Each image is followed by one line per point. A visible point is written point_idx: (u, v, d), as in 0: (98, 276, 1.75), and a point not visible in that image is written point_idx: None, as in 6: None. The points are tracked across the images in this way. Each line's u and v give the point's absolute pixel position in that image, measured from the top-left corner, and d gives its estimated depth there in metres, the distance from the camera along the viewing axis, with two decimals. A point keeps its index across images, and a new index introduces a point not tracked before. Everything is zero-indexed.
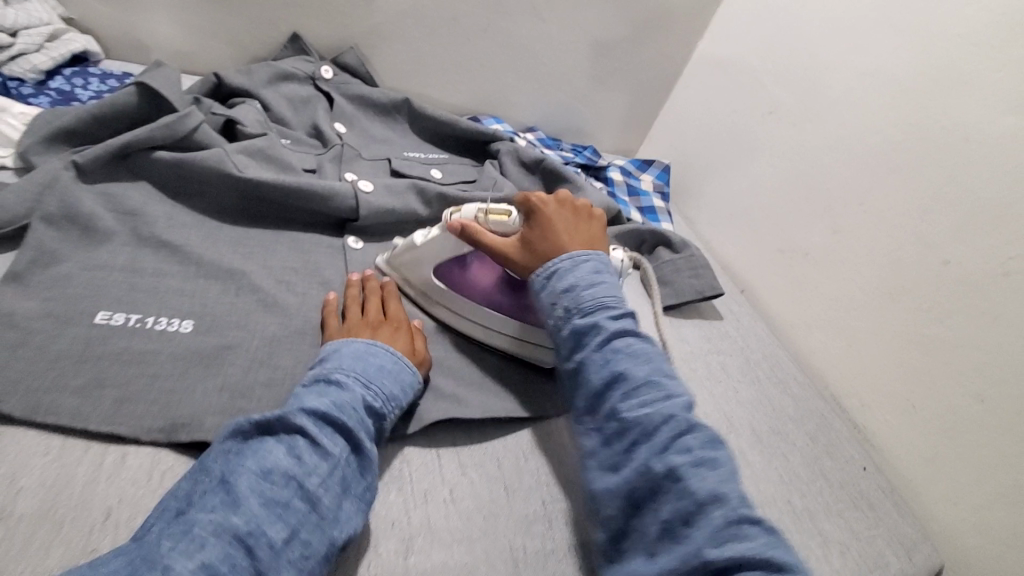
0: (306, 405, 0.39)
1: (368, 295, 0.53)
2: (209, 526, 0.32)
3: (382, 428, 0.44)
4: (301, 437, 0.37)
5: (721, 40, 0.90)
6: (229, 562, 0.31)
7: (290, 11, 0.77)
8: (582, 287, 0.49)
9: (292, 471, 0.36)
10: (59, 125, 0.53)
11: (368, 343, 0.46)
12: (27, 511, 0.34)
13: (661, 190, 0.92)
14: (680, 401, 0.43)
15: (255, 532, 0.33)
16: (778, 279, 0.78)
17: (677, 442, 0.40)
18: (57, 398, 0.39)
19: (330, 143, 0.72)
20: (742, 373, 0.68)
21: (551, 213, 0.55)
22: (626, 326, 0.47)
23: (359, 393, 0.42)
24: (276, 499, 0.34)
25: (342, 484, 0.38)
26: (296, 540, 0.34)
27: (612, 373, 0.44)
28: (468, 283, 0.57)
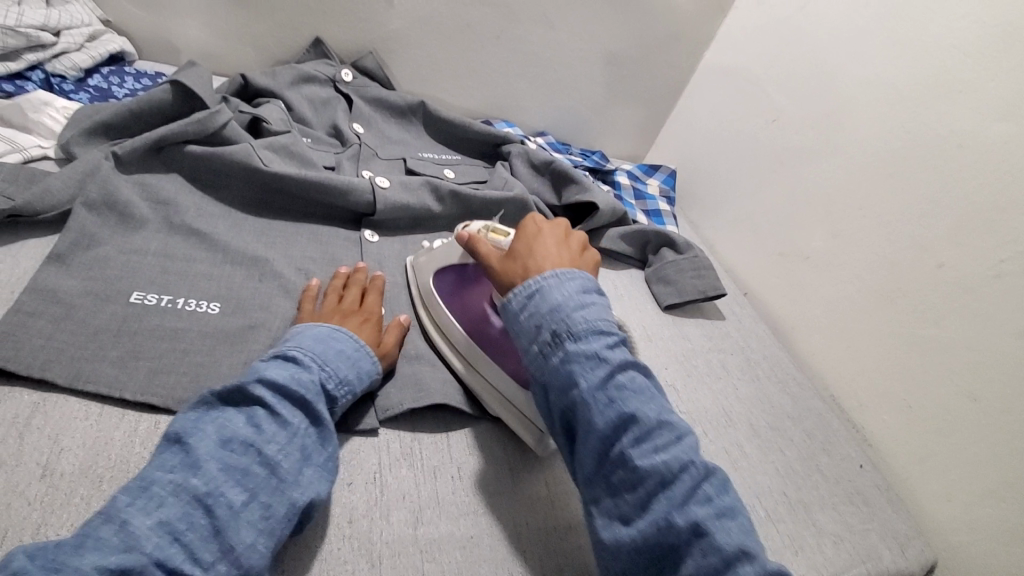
0: (263, 377, 0.40)
1: (347, 285, 0.55)
2: (168, 486, 0.34)
3: (337, 411, 0.45)
4: (260, 407, 0.39)
5: (726, 49, 0.93)
6: (188, 520, 0.33)
7: (313, 17, 0.80)
8: (578, 314, 0.46)
9: (251, 438, 0.37)
10: (99, 119, 0.57)
11: (332, 328, 0.48)
12: (69, 468, 0.37)
13: (667, 195, 0.95)
14: (689, 441, 0.42)
15: (214, 493, 0.35)
16: (780, 282, 0.80)
17: (695, 490, 0.39)
18: (96, 368, 0.42)
19: (348, 142, 0.76)
20: (742, 370, 0.70)
21: (542, 231, 0.56)
22: (625, 357, 0.45)
23: (315, 372, 0.43)
24: (235, 464, 0.36)
25: (301, 453, 0.39)
26: (256, 502, 0.36)
27: (620, 415, 0.42)
28: (461, 297, 0.58)
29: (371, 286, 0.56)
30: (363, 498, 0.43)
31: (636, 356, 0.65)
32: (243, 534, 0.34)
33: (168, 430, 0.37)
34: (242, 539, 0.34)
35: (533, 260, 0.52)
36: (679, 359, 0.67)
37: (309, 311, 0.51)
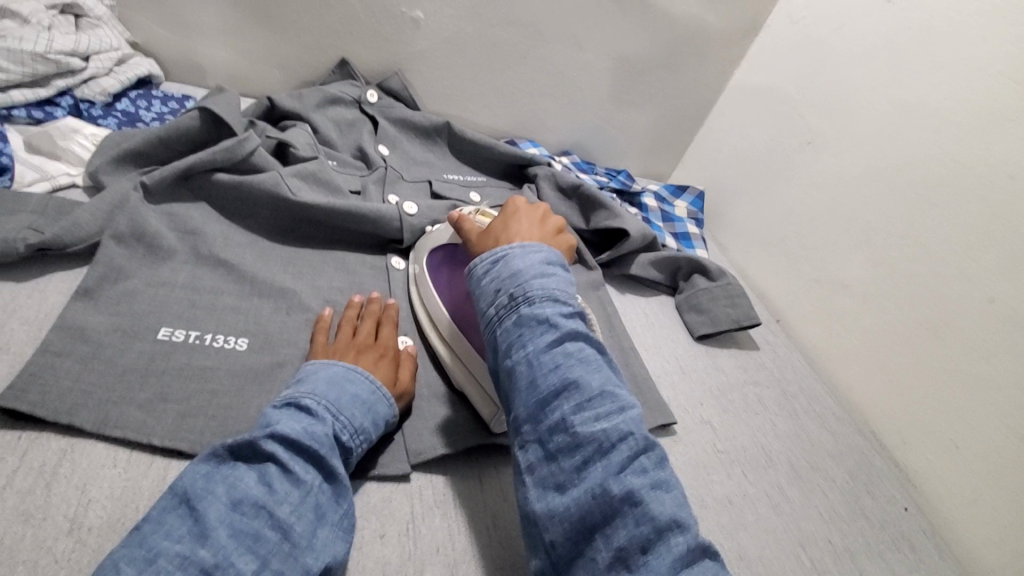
0: (274, 428, 0.38)
1: (362, 316, 0.53)
2: (175, 558, 0.31)
3: (352, 461, 0.43)
4: (272, 464, 0.37)
5: (757, 68, 0.91)
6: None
7: (339, 38, 0.80)
8: (535, 280, 0.45)
9: (261, 500, 0.35)
10: (127, 147, 0.56)
11: (348, 368, 0.46)
12: (96, 521, 0.36)
13: (696, 216, 0.93)
14: (634, 414, 0.39)
15: (224, 564, 0.32)
16: (815, 311, 0.78)
17: (633, 462, 0.36)
18: (124, 411, 0.41)
19: (374, 165, 0.75)
20: (780, 405, 0.68)
21: (519, 209, 0.57)
22: (577, 326, 0.43)
23: (329, 421, 0.41)
24: (246, 530, 0.34)
25: (314, 513, 0.37)
26: (266, 573, 0.33)
27: (563, 381, 0.39)
28: (448, 278, 0.59)
29: (387, 317, 0.54)
30: (397, 551, 0.41)
31: (669, 391, 0.63)
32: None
33: (174, 487, 0.35)
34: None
35: (506, 234, 0.53)
36: (714, 393, 0.65)
37: (322, 347, 0.49)
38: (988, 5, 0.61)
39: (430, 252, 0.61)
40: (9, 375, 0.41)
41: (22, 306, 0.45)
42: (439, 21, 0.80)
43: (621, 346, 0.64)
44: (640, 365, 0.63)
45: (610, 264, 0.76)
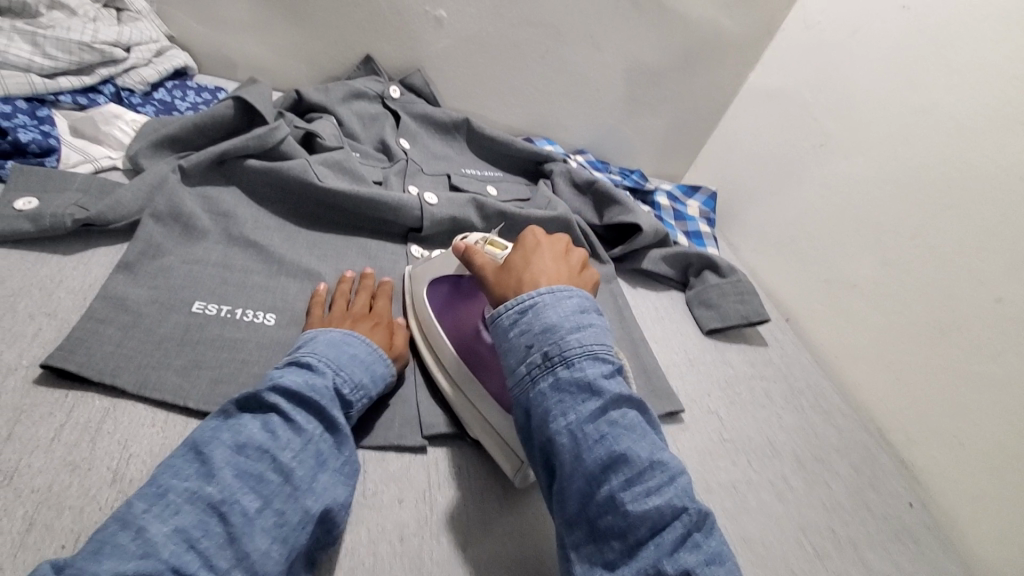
0: (277, 384, 0.41)
1: (357, 291, 0.55)
2: (183, 493, 0.34)
3: (352, 415, 0.45)
4: (275, 415, 0.39)
5: (772, 73, 0.92)
6: (204, 527, 0.33)
7: (365, 35, 0.83)
8: (573, 338, 0.44)
9: (266, 445, 0.37)
10: (165, 132, 0.59)
11: (344, 332, 0.48)
12: (137, 474, 0.39)
13: (707, 216, 0.94)
14: (681, 482, 0.40)
15: (229, 500, 0.35)
16: (824, 310, 0.79)
17: (686, 538, 0.37)
18: (163, 375, 0.44)
19: (396, 158, 0.77)
20: (787, 399, 0.69)
21: (540, 246, 0.55)
22: (619, 390, 0.43)
23: (329, 376, 0.43)
24: (250, 472, 0.36)
25: (316, 460, 0.39)
26: (269, 510, 0.36)
27: (611, 453, 0.40)
28: (454, 314, 0.55)
29: (382, 292, 0.57)
30: (414, 516, 0.44)
31: (678, 381, 0.65)
32: (258, 542, 0.34)
33: (186, 437, 0.37)
34: (257, 546, 0.34)
35: (528, 273, 0.51)
36: (722, 385, 0.67)
37: (319, 318, 0.51)
38: (1000, 13, 0.62)
39: (432, 284, 0.57)
40: (56, 339, 0.43)
41: (68, 277, 0.48)
42: (461, 20, 0.83)
43: (631, 336, 0.66)
44: (650, 355, 0.64)
45: (622, 259, 0.78)
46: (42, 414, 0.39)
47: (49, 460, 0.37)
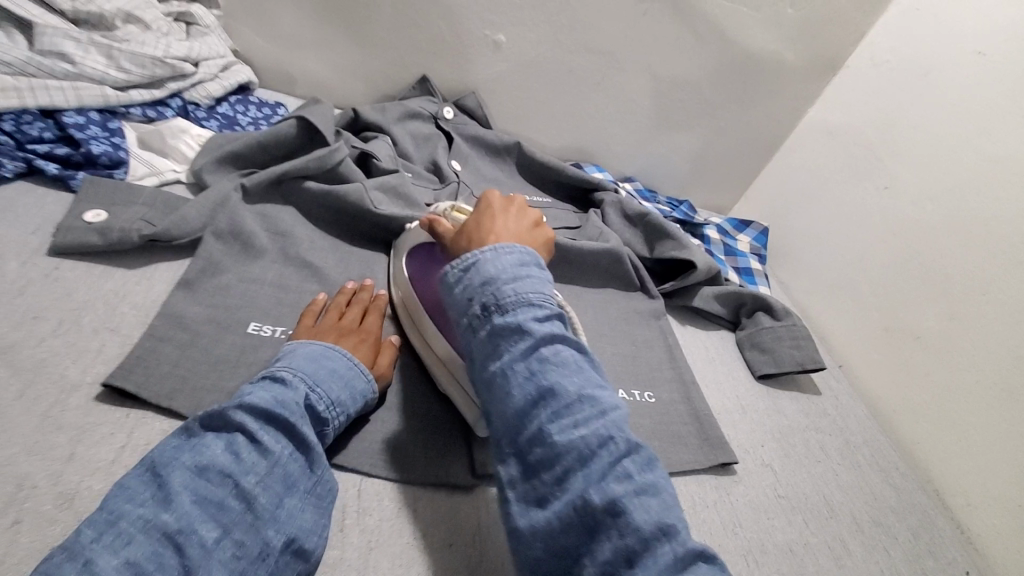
0: (245, 402, 0.39)
1: (350, 303, 0.53)
2: (136, 522, 0.32)
3: (328, 432, 0.43)
4: (240, 434, 0.37)
5: (832, 109, 0.89)
6: (156, 560, 0.31)
7: (423, 56, 0.83)
8: (506, 283, 0.41)
9: (227, 469, 0.36)
10: (229, 149, 0.60)
11: (326, 346, 0.47)
12: None
13: (758, 252, 0.92)
14: (613, 417, 0.37)
15: (187, 531, 0.33)
16: (882, 359, 0.76)
17: (616, 467, 0.34)
18: (217, 399, 0.43)
19: (447, 179, 0.77)
20: (842, 455, 0.65)
21: (495, 208, 0.52)
22: (555, 331, 0.40)
23: (301, 391, 0.41)
24: (210, 498, 0.34)
25: (283, 484, 0.37)
26: (228, 540, 0.34)
27: (539, 390, 0.37)
28: (427, 275, 0.56)
29: (374, 308, 0.54)
30: (462, 561, 0.42)
31: (729, 429, 0.63)
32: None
33: (145, 457, 0.36)
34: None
35: (479, 236, 0.48)
36: (775, 435, 0.64)
37: (305, 327, 0.49)
38: None
39: (410, 250, 0.59)
40: (119, 356, 0.44)
41: (132, 291, 0.48)
42: (520, 45, 0.83)
43: (682, 378, 0.64)
44: (702, 400, 0.62)
45: (672, 295, 0.76)
46: (102, 435, 0.39)
47: (107, 483, 0.37)
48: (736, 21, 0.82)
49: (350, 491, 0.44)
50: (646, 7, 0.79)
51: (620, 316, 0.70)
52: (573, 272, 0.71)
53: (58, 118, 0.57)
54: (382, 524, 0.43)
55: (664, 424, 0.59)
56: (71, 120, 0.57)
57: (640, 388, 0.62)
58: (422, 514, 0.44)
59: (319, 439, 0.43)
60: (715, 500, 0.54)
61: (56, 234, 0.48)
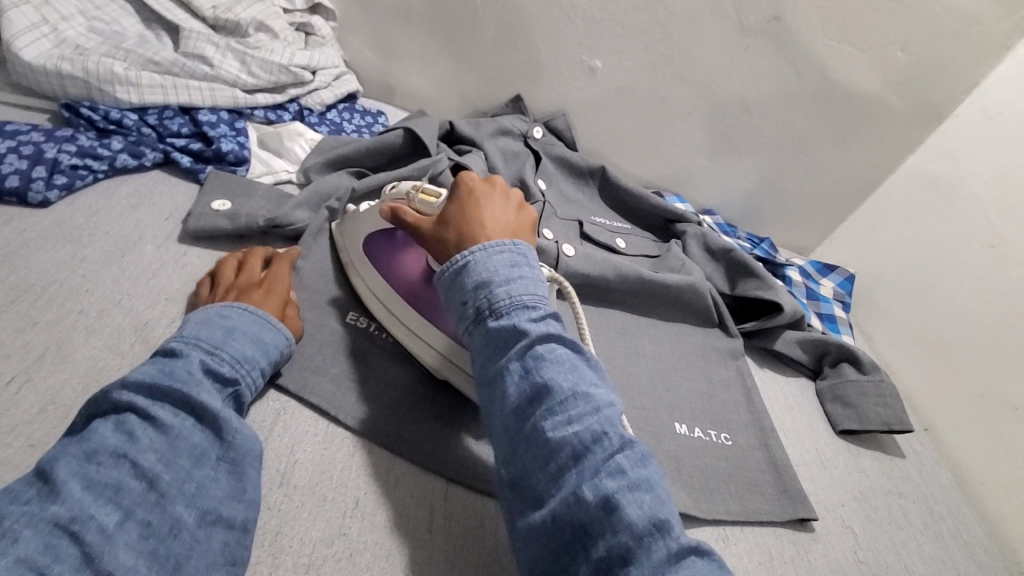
0: (132, 381, 0.37)
1: (246, 259, 0.50)
2: (22, 518, 0.29)
3: (239, 393, 0.41)
4: (131, 413, 0.35)
5: (936, 157, 0.84)
6: (52, 552, 0.29)
7: (519, 77, 0.86)
8: (501, 286, 0.42)
9: (119, 450, 0.34)
10: (340, 153, 0.64)
11: (217, 306, 0.44)
12: (298, 484, 0.42)
13: (843, 299, 0.88)
14: (609, 413, 0.37)
15: (82, 518, 0.30)
16: (975, 426, 0.71)
17: (609, 462, 0.34)
18: (318, 385, 0.48)
19: (533, 198, 0.77)
20: (926, 525, 0.61)
21: (479, 196, 0.50)
22: (550, 329, 0.40)
23: (196, 357, 0.39)
24: (102, 483, 0.32)
25: (191, 458, 0.36)
26: (132, 522, 0.32)
27: (533, 387, 0.38)
28: (392, 261, 0.53)
29: (287, 256, 0.53)
30: None
31: (805, 481, 0.61)
32: (122, 557, 0.30)
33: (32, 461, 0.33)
34: (121, 562, 0.30)
35: (469, 229, 0.47)
36: (855, 496, 0.61)
37: (203, 302, 0.47)
38: None
39: (367, 238, 0.55)
40: None
41: None
42: (615, 71, 0.83)
43: (761, 424, 0.62)
44: (781, 450, 0.60)
45: (753, 336, 0.75)
46: None
47: None
48: (841, 60, 0.79)
49: (436, 494, 0.45)
50: (747, 42, 0.78)
51: (698, 351, 0.69)
52: (653, 303, 0.71)
53: (194, 115, 0.62)
54: (466, 536, 0.43)
55: (741, 470, 0.57)
56: (206, 118, 0.62)
57: (716, 429, 0.60)
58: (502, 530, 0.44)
59: (235, 400, 0.41)
60: (792, 557, 0.52)
61: (189, 220, 0.53)
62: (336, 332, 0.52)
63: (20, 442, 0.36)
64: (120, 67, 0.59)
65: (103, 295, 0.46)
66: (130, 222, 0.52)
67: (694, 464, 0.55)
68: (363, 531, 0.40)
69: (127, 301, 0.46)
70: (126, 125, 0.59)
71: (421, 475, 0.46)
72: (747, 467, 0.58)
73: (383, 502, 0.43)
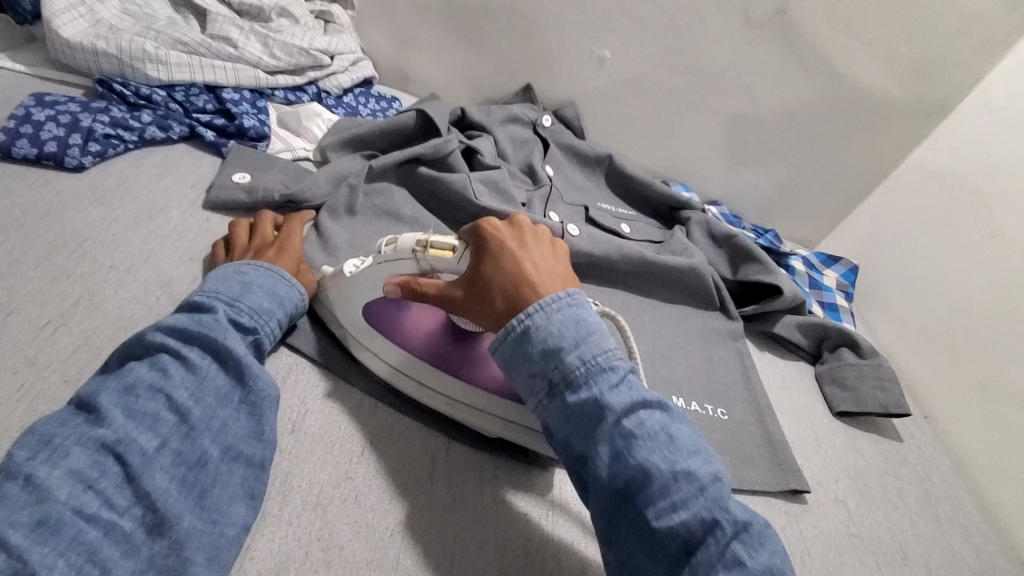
0: (163, 326, 0.40)
1: (258, 224, 0.53)
2: (73, 437, 0.33)
3: (259, 342, 0.44)
4: (163, 354, 0.38)
5: (941, 150, 0.84)
6: (99, 469, 0.32)
7: (531, 67, 0.88)
8: (573, 354, 0.40)
9: (154, 385, 0.36)
10: (355, 133, 0.66)
11: (236, 264, 0.47)
12: (310, 429, 0.44)
13: (846, 289, 0.89)
14: (713, 491, 0.36)
15: (125, 441, 0.33)
16: (974, 413, 0.72)
17: (723, 551, 0.34)
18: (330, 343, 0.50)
19: (540, 182, 0.79)
20: (920, 505, 0.62)
21: (513, 250, 0.45)
22: (633, 399, 0.39)
23: (220, 308, 0.42)
24: (142, 412, 0.35)
25: (216, 397, 0.38)
26: (167, 449, 0.34)
27: (628, 470, 0.37)
28: (403, 326, 0.50)
29: (298, 218, 0.56)
30: (538, 530, 0.44)
31: (799, 458, 0.62)
32: (158, 479, 0.33)
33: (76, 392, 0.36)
34: (157, 484, 0.33)
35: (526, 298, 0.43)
36: (850, 474, 0.62)
37: (221, 261, 0.50)
38: None
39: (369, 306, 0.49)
40: None
41: None
42: (623, 62, 0.86)
43: (757, 401, 0.64)
44: (777, 426, 0.61)
45: (752, 320, 0.76)
46: None
47: None
48: (845, 51, 0.80)
49: (438, 448, 0.47)
50: (754, 34, 0.80)
51: (698, 331, 0.70)
52: (655, 285, 0.72)
53: (219, 93, 0.66)
54: (466, 487, 0.45)
55: (737, 443, 0.58)
56: (230, 97, 0.65)
57: (713, 404, 0.62)
58: (500, 484, 0.46)
59: (256, 348, 0.44)
60: (784, 525, 0.54)
61: (211, 191, 0.56)
62: None
63: (55, 376, 0.39)
64: (152, 46, 0.62)
65: (132, 253, 0.49)
66: (157, 190, 0.55)
67: None
68: (370, 474, 0.43)
69: (153, 259, 0.49)
70: (155, 100, 0.62)
71: (425, 430, 0.48)
72: (741, 440, 0.59)
73: (389, 450, 0.45)
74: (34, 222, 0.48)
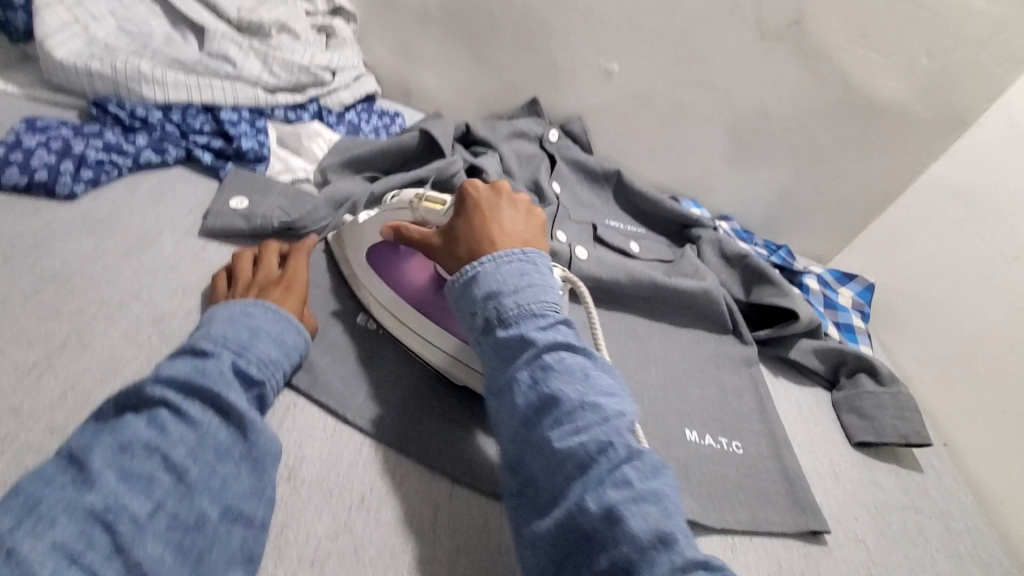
0: (165, 377, 0.37)
1: (263, 257, 0.51)
2: (59, 503, 0.30)
3: (263, 394, 0.42)
4: (163, 409, 0.36)
5: (960, 166, 0.81)
6: (86, 539, 0.30)
7: (537, 81, 0.86)
8: (509, 296, 0.41)
9: (152, 443, 0.34)
10: (356, 153, 0.64)
11: (242, 305, 0.45)
12: (307, 476, 0.42)
13: (862, 308, 0.86)
14: (617, 423, 0.36)
15: (116, 507, 0.31)
16: (998, 443, 0.69)
17: (614, 475, 0.34)
18: (328, 381, 0.48)
19: (547, 201, 0.77)
20: (943, 543, 0.59)
21: (486, 205, 0.48)
22: (558, 339, 0.40)
23: (227, 357, 0.40)
24: (136, 473, 0.33)
25: (216, 453, 0.36)
26: (161, 513, 0.33)
27: (541, 398, 0.37)
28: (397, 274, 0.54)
29: (303, 248, 0.54)
30: None
31: (816, 494, 0.59)
32: (150, 547, 0.31)
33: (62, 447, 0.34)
34: (149, 553, 0.31)
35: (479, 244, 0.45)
36: (870, 510, 0.59)
37: (222, 296, 0.47)
38: None
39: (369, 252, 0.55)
40: None
41: None
42: (632, 76, 0.83)
43: (773, 433, 0.61)
44: (794, 461, 0.59)
45: (766, 344, 0.73)
46: None
47: None
48: (861, 64, 0.77)
49: (441, 493, 0.45)
50: (767, 46, 0.78)
51: (711, 358, 0.68)
52: (665, 308, 0.70)
53: (216, 113, 0.64)
54: (470, 536, 0.43)
55: (752, 480, 0.56)
56: (228, 117, 0.64)
57: (727, 437, 0.60)
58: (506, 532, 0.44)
59: (259, 401, 0.42)
60: (802, 570, 0.51)
61: (208, 218, 0.54)
62: (347, 330, 0.53)
63: (41, 426, 0.37)
64: (147, 66, 0.61)
65: (123, 287, 0.47)
66: (151, 218, 0.54)
67: (702, 472, 0.55)
68: (371, 525, 0.41)
69: (145, 293, 0.47)
70: (151, 122, 0.60)
71: (427, 473, 0.46)
72: (756, 476, 0.57)
73: (390, 497, 0.43)
74: (21, 256, 0.46)
